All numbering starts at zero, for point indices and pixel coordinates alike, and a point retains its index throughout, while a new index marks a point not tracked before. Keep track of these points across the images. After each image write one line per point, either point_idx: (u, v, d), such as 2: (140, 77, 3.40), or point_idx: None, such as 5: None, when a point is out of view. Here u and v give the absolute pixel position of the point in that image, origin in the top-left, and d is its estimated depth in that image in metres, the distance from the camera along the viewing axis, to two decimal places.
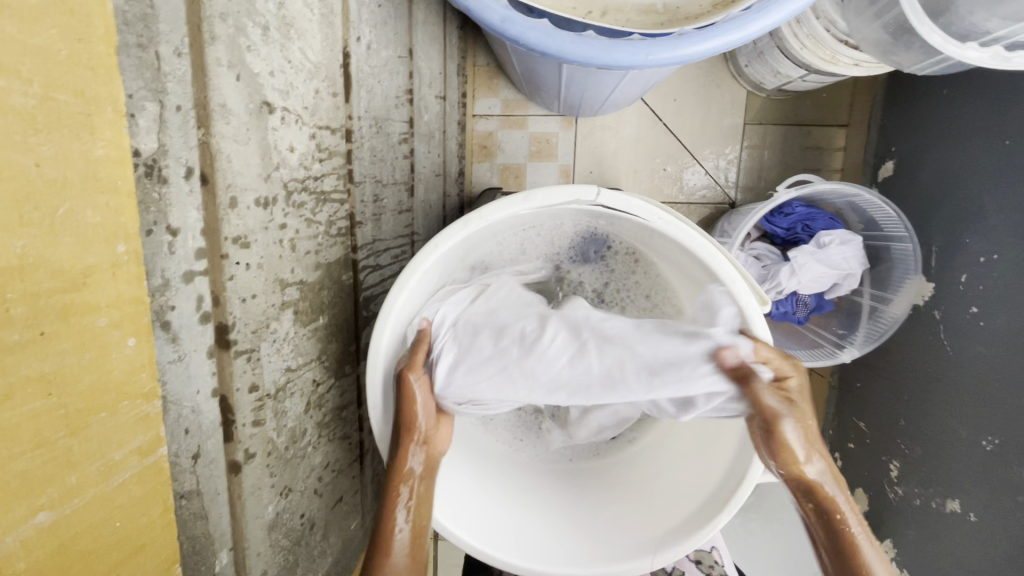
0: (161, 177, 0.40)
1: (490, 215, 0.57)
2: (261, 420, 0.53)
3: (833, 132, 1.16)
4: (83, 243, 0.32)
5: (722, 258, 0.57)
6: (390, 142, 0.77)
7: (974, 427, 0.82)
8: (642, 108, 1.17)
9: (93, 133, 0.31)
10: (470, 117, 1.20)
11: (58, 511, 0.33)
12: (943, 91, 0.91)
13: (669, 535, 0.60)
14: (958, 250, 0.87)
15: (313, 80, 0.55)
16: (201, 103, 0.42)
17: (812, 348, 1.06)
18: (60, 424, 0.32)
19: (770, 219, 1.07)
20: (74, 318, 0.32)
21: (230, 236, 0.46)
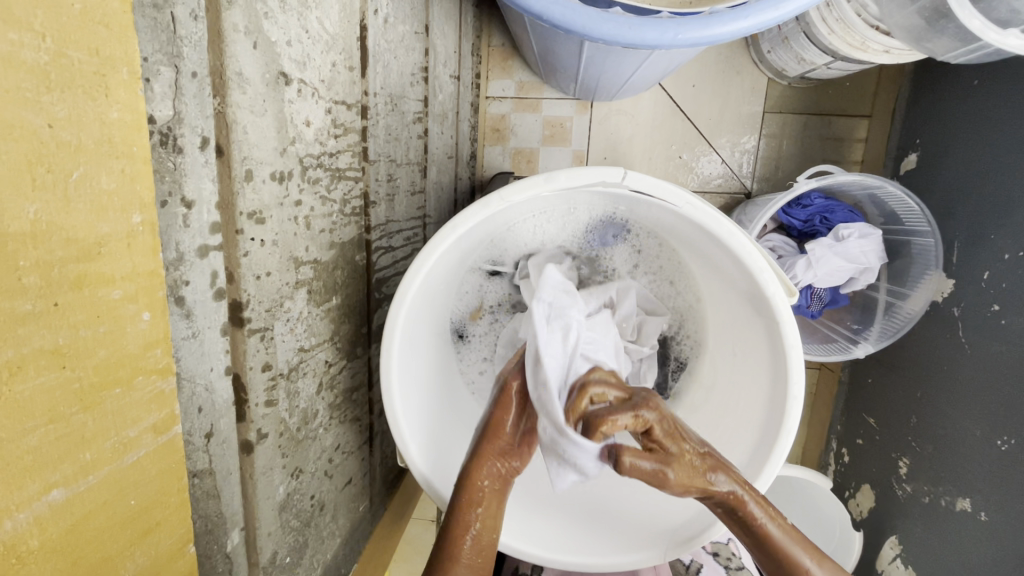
0: (176, 146, 0.38)
1: (510, 196, 0.56)
2: (273, 400, 0.52)
3: (855, 123, 1.13)
4: (97, 210, 0.30)
5: (753, 248, 0.55)
6: (405, 121, 0.75)
7: (988, 426, 0.80)
8: (659, 93, 1.14)
9: (109, 96, 0.30)
10: (483, 99, 1.17)
11: (71, 489, 0.31)
12: (973, 81, 0.88)
13: (682, 529, 0.59)
14: (982, 246, 0.85)
15: (330, 52, 0.53)
16: (217, 71, 0.40)
17: (825, 343, 1.05)
18: (74, 398, 0.31)
19: (787, 210, 1.05)
20: (88, 289, 0.30)
21: (246, 210, 0.44)
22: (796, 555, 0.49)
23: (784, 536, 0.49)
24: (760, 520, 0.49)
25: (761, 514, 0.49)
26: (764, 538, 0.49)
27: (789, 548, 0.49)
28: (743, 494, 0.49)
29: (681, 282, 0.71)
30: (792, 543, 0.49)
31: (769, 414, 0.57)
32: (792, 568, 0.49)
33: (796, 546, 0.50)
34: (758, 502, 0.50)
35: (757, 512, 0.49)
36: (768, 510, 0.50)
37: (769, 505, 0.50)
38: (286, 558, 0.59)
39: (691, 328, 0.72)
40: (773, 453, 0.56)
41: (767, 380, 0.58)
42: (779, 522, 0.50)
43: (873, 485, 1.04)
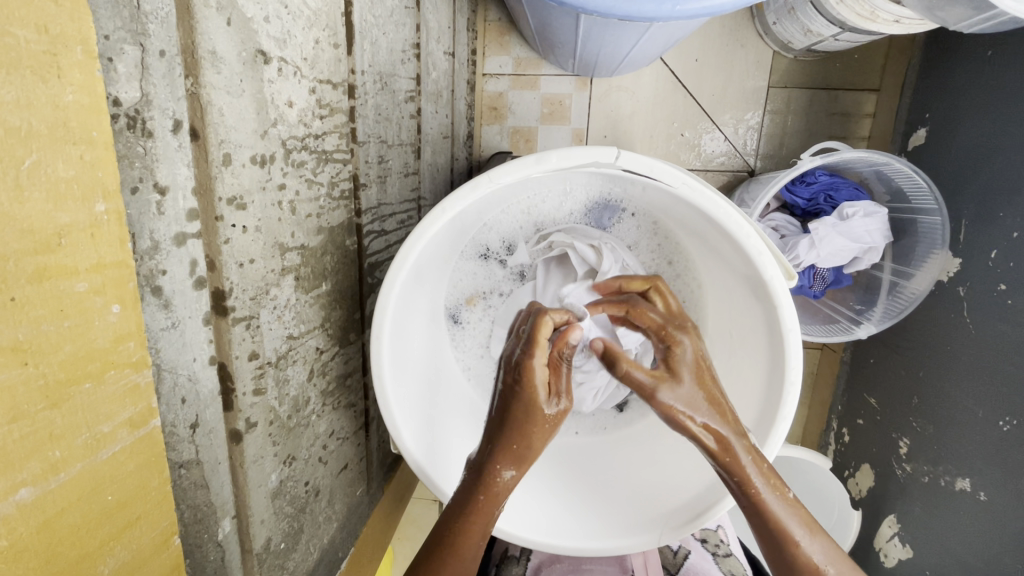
0: (145, 130, 0.37)
1: (500, 177, 0.54)
2: (261, 388, 0.51)
3: (862, 98, 1.09)
4: (54, 200, 0.29)
5: (749, 228, 0.54)
6: (396, 99, 0.73)
7: (991, 407, 0.79)
8: (661, 68, 1.11)
9: (61, 76, 0.29)
10: (480, 76, 1.14)
11: (41, 487, 0.31)
12: (987, 52, 0.84)
13: (674, 514, 0.58)
14: (991, 224, 0.83)
15: (313, 28, 0.51)
16: (187, 49, 0.38)
17: (827, 324, 1.03)
18: (38, 396, 0.30)
19: (791, 188, 1.02)
20: (49, 282, 0.30)
21: (225, 196, 0.42)
22: (788, 521, 0.45)
23: (778, 497, 0.45)
24: (752, 476, 0.45)
25: (756, 472, 0.45)
26: (757, 501, 0.45)
27: (784, 515, 0.45)
28: (736, 441, 0.46)
29: (679, 263, 0.70)
30: (783, 505, 0.45)
31: (765, 400, 0.56)
32: (779, 536, 0.45)
33: (790, 512, 0.45)
34: (751, 456, 0.46)
35: (748, 469, 0.45)
36: (765, 472, 0.46)
37: (766, 464, 0.46)
38: (281, 544, 0.59)
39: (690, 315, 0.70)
40: (768, 438, 0.55)
41: (764, 365, 0.57)
42: (778, 486, 0.46)
43: (872, 465, 1.03)
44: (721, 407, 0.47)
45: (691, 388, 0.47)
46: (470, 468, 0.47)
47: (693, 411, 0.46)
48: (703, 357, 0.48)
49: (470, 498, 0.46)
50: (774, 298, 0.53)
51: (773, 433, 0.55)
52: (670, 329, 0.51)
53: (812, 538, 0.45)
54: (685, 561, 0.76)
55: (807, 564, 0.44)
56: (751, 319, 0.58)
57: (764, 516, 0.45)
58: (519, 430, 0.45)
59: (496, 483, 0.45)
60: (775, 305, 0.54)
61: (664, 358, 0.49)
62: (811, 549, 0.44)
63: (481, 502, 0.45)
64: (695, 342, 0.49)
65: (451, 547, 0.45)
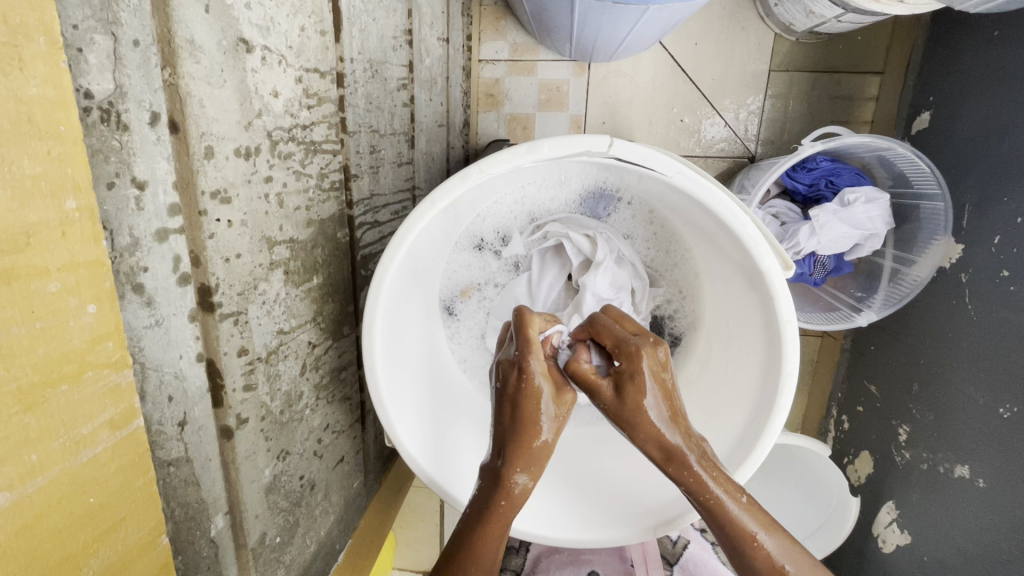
0: (120, 124, 0.36)
1: (491, 168, 0.53)
2: (252, 384, 0.50)
3: (866, 81, 1.07)
4: (23, 198, 0.28)
5: (746, 219, 0.53)
6: (388, 88, 0.71)
7: (992, 394, 0.78)
8: (660, 52, 1.09)
9: (24, 69, 0.28)
10: (476, 63, 1.12)
11: (18, 492, 0.30)
12: (993, 33, 0.82)
13: (670, 506, 0.58)
14: (995, 209, 0.81)
15: (298, 16, 0.49)
16: (164, 38, 0.37)
17: (827, 311, 1.02)
18: (12, 400, 0.29)
19: (792, 173, 1.01)
20: (20, 283, 0.29)
21: (208, 190, 0.41)
22: (743, 522, 0.43)
23: (731, 498, 0.44)
24: (704, 480, 0.44)
25: (708, 477, 0.44)
26: (710, 503, 0.44)
27: (739, 517, 0.44)
28: (687, 446, 0.45)
29: (676, 253, 0.69)
30: (740, 508, 0.44)
31: (762, 392, 0.56)
32: (738, 539, 0.43)
33: (744, 513, 0.44)
34: (702, 461, 0.45)
35: (701, 474, 0.44)
36: (714, 473, 0.45)
37: (717, 466, 0.45)
38: (276, 538, 0.59)
39: (688, 303, 0.70)
40: (764, 430, 0.54)
41: (761, 355, 0.56)
42: (729, 487, 0.44)
43: (871, 452, 1.03)
44: (674, 415, 0.46)
45: (645, 400, 0.45)
46: (486, 476, 0.47)
47: (647, 420, 0.45)
48: (660, 371, 0.46)
49: (491, 506, 0.46)
50: (769, 289, 0.53)
51: (769, 423, 0.54)
52: (625, 344, 0.48)
53: (768, 534, 0.43)
54: (685, 551, 0.76)
55: (765, 561, 0.43)
56: (749, 310, 0.57)
57: (717, 515, 0.44)
58: (529, 427, 0.45)
59: (512, 489, 0.45)
60: (772, 295, 0.53)
61: (618, 372, 0.47)
62: (768, 545, 0.43)
63: (503, 509, 0.45)
64: (651, 355, 0.46)
65: (475, 558, 0.45)
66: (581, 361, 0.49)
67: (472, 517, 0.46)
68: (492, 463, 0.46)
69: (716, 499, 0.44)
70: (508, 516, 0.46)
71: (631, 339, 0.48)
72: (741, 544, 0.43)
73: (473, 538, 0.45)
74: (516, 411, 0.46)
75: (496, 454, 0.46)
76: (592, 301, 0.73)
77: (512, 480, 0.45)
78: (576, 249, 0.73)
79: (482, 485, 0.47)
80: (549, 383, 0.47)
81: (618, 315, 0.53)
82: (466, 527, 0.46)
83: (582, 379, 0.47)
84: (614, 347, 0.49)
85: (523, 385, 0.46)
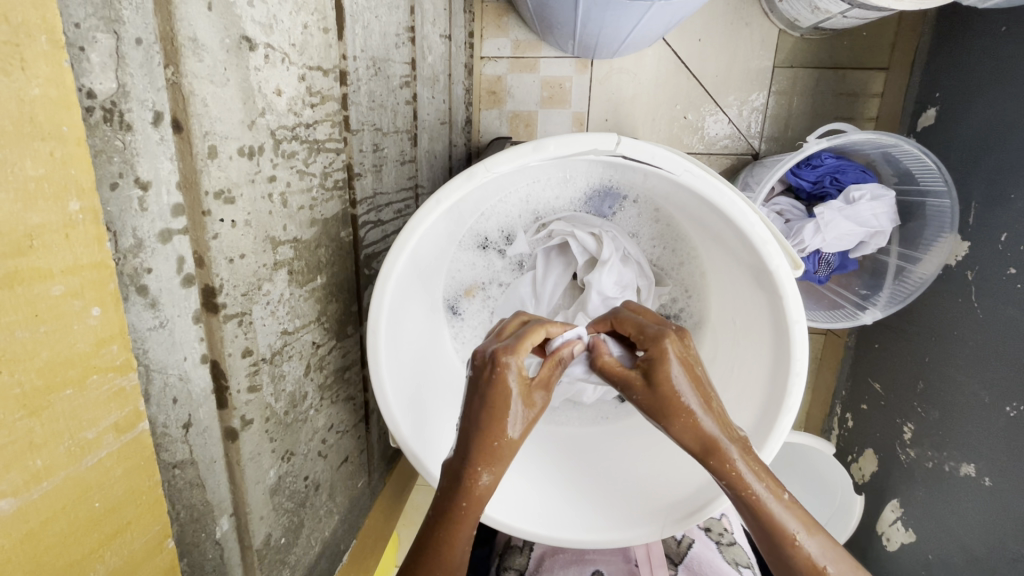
0: (123, 123, 0.35)
1: (496, 167, 0.52)
2: (256, 385, 0.50)
3: (871, 76, 1.06)
4: (25, 201, 0.28)
5: (755, 218, 0.52)
6: (390, 86, 0.71)
7: (998, 393, 0.78)
8: (663, 48, 1.08)
9: (25, 69, 0.27)
10: (478, 59, 1.11)
11: (23, 498, 0.30)
12: (1000, 29, 0.81)
13: (676, 507, 0.57)
14: (1001, 206, 0.80)
15: (301, 13, 0.49)
16: (167, 37, 0.37)
17: (832, 309, 1.01)
18: (16, 405, 0.29)
19: (796, 171, 1.01)
20: (23, 286, 0.29)
21: (211, 190, 0.41)
22: (784, 521, 0.43)
23: (773, 496, 0.43)
24: (745, 476, 0.43)
25: (748, 472, 0.43)
26: (751, 501, 0.43)
27: (780, 514, 0.43)
28: (727, 440, 0.44)
29: (682, 251, 0.68)
30: (781, 506, 0.43)
31: (771, 391, 0.55)
32: (777, 537, 0.43)
33: (786, 510, 0.43)
34: (745, 458, 0.44)
35: (743, 469, 0.43)
36: (755, 468, 0.44)
37: (758, 462, 0.44)
38: (281, 539, 0.59)
39: (694, 303, 0.69)
40: (773, 429, 0.54)
41: (769, 353, 0.56)
42: (769, 482, 0.44)
43: (876, 450, 1.03)
44: (709, 405, 0.45)
45: (677, 385, 0.45)
46: (449, 475, 0.44)
47: (682, 409, 0.44)
48: (686, 358, 0.47)
49: (452, 509, 0.43)
50: (778, 288, 0.52)
51: (778, 421, 0.53)
52: (652, 332, 0.49)
53: (809, 535, 0.43)
54: (689, 550, 0.76)
55: (804, 562, 0.42)
56: (757, 310, 0.57)
57: (755, 512, 0.43)
58: (495, 425, 0.43)
59: (476, 487, 0.43)
60: (781, 295, 0.52)
61: (646, 360, 0.47)
62: (807, 546, 0.42)
63: (465, 509, 0.43)
64: (677, 343, 0.47)
65: (441, 556, 0.43)
66: (604, 355, 0.52)
67: (439, 518, 0.44)
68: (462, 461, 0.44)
69: (756, 495, 0.43)
70: (472, 515, 0.43)
71: (654, 327, 0.50)
72: (780, 544, 0.43)
73: (439, 536, 0.43)
74: (482, 410, 0.44)
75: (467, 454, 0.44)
76: (597, 299, 0.72)
77: (475, 480, 0.43)
78: (581, 248, 0.72)
79: (446, 482, 0.44)
80: (519, 384, 0.45)
81: (640, 308, 0.55)
82: (435, 526, 0.44)
83: (611, 372, 0.50)
84: (639, 336, 0.51)
85: (489, 385, 0.45)
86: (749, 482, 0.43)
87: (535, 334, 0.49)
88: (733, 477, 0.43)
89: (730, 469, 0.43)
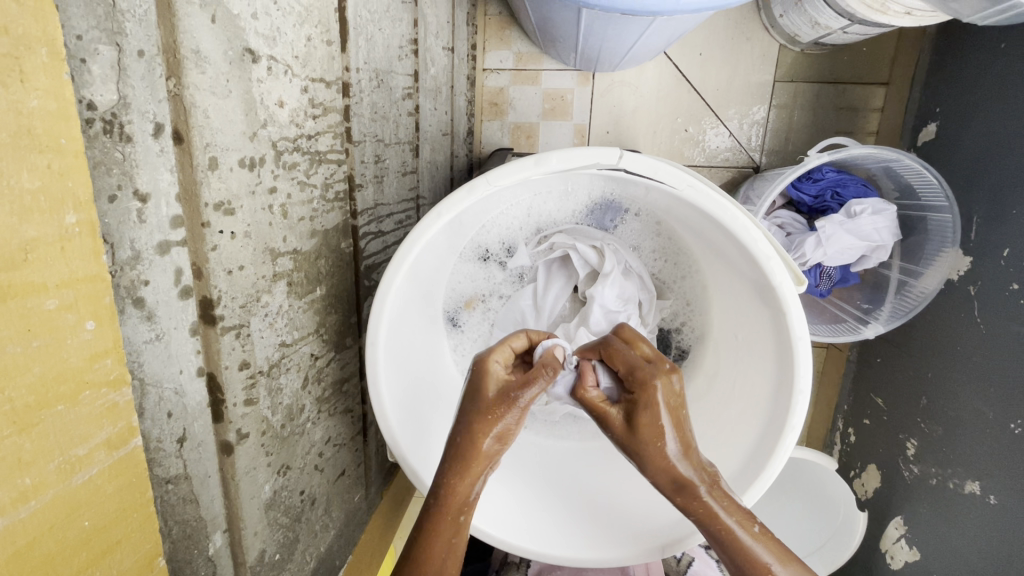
0: (123, 135, 0.35)
1: (498, 179, 0.52)
2: (253, 398, 0.49)
3: (871, 91, 1.07)
4: (20, 213, 0.28)
5: (757, 233, 0.52)
6: (393, 97, 0.71)
7: (1003, 410, 0.77)
8: (664, 62, 1.08)
9: (25, 81, 0.27)
10: (480, 71, 1.12)
11: (11, 516, 0.30)
12: (999, 45, 0.81)
13: (678, 524, 0.56)
14: (1002, 222, 0.80)
15: (304, 25, 0.49)
16: (169, 49, 0.36)
17: (834, 323, 1.01)
18: (6, 422, 0.28)
19: (797, 185, 1.00)
20: (15, 301, 0.28)
21: (212, 201, 0.41)
22: (757, 553, 0.41)
23: (744, 528, 0.42)
24: (714, 510, 0.43)
25: (718, 505, 0.43)
26: (722, 533, 0.43)
27: (752, 547, 0.42)
28: (695, 476, 0.44)
29: (684, 264, 0.68)
30: (753, 539, 0.42)
31: (772, 408, 0.54)
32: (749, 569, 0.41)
33: (758, 543, 0.42)
34: (714, 493, 0.44)
35: (712, 504, 0.43)
36: (726, 502, 0.43)
37: (730, 497, 0.44)
38: (276, 555, 0.58)
39: (696, 317, 0.69)
40: (776, 448, 0.53)
41: (772, 372, 0.55)
42: (739, 515, 0.43)
43: (878, 466, 1.02)
44: (687, 446, 0.45)
45: (656, 426, 0.45)
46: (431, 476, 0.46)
47: (654, 446, 0.44)
48: (673, 402, 0.46)
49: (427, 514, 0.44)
50: (781, 305, 0.52)
51: (782, 437, 0.53)
52: (641, 372, 0.48)
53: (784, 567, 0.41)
54: (689, 568, 0.75)
55: None
56: (759, 326, 0.56)
57: (727, 546, 0.42)
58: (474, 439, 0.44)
59: (452, 494, 0.44)
60: (785, 313, 0.52)
61: (632, 401, 0.46)
62: None
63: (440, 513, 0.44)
64: (667, 386, 0.46)
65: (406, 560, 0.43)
66: (589, 386, 0.50)
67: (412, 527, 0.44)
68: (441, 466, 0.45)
69: (727, 529, 0.42)
70: (455, 526, 0.44)
71: (644, 366, 0.48)
72: None
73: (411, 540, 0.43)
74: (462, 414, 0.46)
75: (446, 462, 0.45)
76: (598, 312, 0.72)
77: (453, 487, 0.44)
78: (582, 260, 0.72)
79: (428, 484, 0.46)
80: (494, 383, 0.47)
81: (633, 338, 0.53)
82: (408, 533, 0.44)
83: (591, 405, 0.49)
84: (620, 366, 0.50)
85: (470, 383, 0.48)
86: (717, 513, 0.43)
87: (514, 338, 0.53)
88: (701, 507, 0.43)
89: (698, 499, 0.43)
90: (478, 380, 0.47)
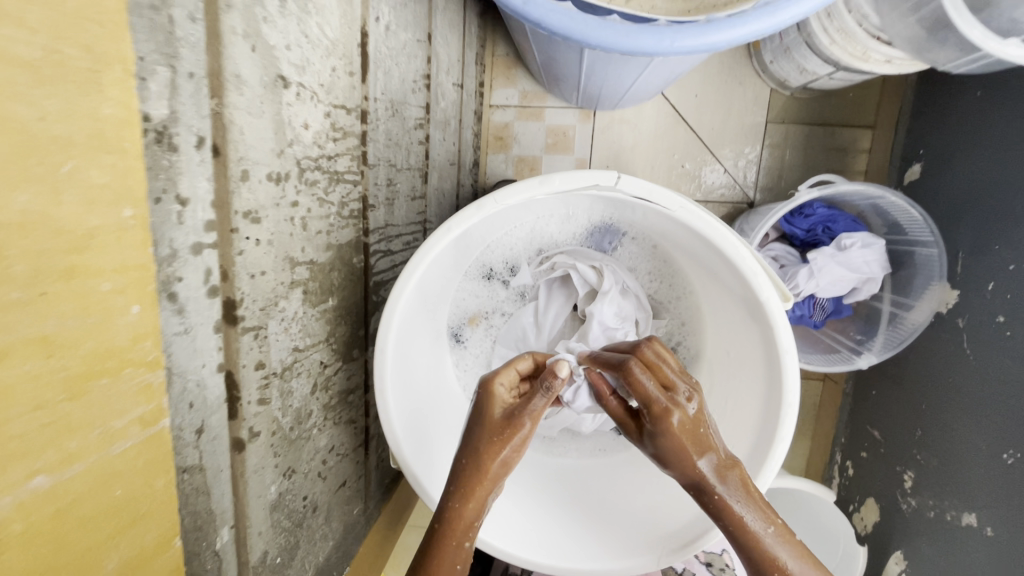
0: (171, 145, 0.38)
1: (504, 200, 0.56)
2: (266, 398, 0.52)
3: (858, 133, 1.13)
4: (87, 203, 0.31)
5: (745, 253, 0.55)
6: (406, 126, 0.76)
7: (994, 441, 0.78)
8: (662, 102, 1.15)
9: (102, 91, 0.31)
10: (487, 107, 1.19)
11: (55, 477, 0.32)
12: (977, 92, 0.87)
13: (673, 536, 0.58)
14: (986, 256, 0.84)
15: (330, 57, 0.54)
16: (214, 72, 0.41)
17: (828, 353, 1.04)
18: (60, 386, 0.32)
19: (789, 220, 1.05)
20: (77, 279, 0.31)
21: (241, 210, 0.45)
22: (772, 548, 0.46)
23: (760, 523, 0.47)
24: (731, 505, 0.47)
25: (734, 501, 0.47)
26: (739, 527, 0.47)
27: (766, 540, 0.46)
28: (712, 475, 0.47)
29: (679, 286, 0.71)
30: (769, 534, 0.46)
31: (762, 423, 0.56)
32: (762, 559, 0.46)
33: (772, 538, 0.46)
34: (732, 489, 0.47)
35: (730, 500, 0.47)
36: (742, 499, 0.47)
37: (746, 493, 0.47)
38: (277, 559, 0.59)
39: (689, 336, 0.72)
40: (765, 461, 0.55)
41: (762, 388, 0.57)
42: (755, 510, 0.47)
43: (877, 499, 1.02)
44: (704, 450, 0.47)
45: (672, 445, 0.47)
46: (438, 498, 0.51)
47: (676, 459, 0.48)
48: (688, 425, 0.47)
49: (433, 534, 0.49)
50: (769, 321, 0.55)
51: (772, 452, 0.55)
52: (657, 405, 0.48)
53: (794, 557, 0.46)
54: None
55: None
56: (749, 343, 0.59)
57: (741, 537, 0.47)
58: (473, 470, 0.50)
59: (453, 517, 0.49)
60: (773, 330, 0.55)
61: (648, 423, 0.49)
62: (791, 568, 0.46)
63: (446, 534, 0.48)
64: (684, 415, 0.48)
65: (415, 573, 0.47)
66: (605, 393, 0.55)
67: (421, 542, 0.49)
68: (447, 492, 0.50)
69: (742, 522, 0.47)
70: (462, 548, 0.48)
71: (662, 400, 0.48)
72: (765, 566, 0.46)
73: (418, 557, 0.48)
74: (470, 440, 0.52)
75: (452, 489, 0.50)
76: (598, 329, 0.75)
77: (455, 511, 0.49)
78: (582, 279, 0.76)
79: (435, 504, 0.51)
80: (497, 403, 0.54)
81: (652, 357, 0.51)
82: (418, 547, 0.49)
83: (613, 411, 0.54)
84: (608, 367, 0.54)
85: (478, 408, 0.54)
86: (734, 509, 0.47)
87: (519, 360, 0.58)
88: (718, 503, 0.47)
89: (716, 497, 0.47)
90: (483, 406, 0.54)
